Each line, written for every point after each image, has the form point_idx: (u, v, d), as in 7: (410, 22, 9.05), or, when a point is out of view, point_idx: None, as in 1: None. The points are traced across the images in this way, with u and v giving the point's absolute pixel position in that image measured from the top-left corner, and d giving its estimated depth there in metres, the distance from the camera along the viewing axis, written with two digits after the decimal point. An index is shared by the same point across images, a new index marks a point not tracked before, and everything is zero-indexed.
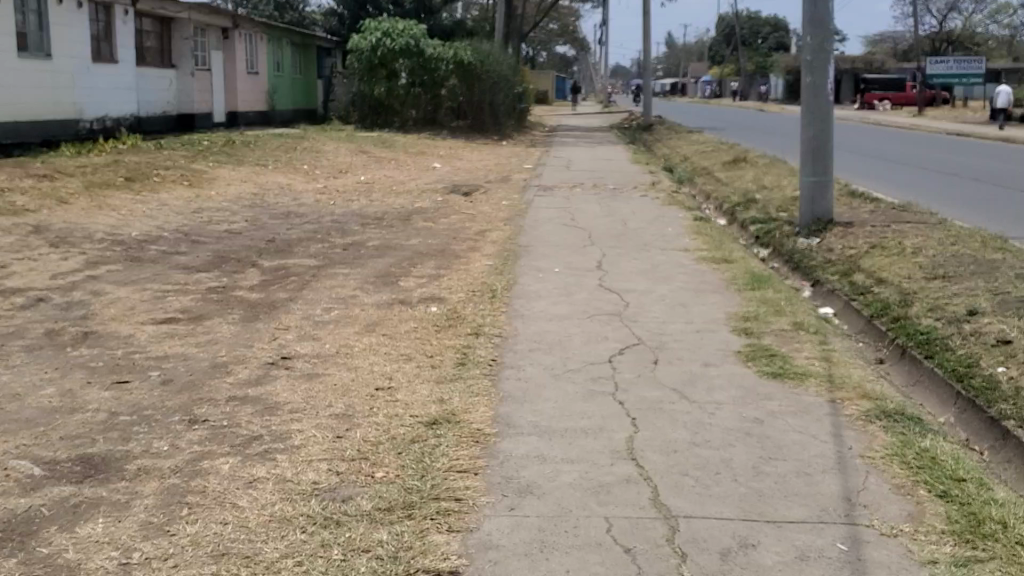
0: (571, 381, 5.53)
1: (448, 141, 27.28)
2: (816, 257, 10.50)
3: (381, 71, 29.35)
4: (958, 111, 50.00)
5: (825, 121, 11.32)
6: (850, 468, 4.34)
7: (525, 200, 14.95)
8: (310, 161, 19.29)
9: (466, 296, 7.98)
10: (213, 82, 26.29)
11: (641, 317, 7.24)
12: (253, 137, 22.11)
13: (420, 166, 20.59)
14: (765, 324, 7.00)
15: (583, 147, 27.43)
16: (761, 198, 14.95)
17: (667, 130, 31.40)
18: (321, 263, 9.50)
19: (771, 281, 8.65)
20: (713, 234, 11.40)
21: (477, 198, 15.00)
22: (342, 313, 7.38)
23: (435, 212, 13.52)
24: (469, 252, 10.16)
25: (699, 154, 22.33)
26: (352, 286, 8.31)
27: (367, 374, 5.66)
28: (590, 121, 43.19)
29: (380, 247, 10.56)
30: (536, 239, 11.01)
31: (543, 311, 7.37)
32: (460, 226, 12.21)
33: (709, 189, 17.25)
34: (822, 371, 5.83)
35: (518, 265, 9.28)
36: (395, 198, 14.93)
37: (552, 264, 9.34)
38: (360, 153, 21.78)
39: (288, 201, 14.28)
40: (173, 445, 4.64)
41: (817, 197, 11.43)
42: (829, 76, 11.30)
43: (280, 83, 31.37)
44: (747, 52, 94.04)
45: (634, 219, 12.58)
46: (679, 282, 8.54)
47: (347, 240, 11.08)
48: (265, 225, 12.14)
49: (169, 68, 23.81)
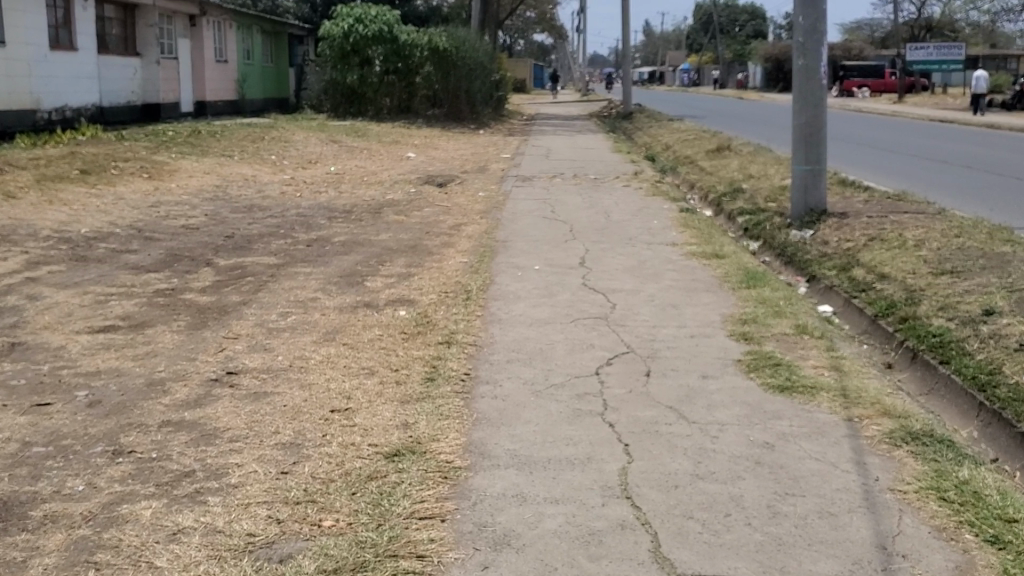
0: (554, 399, 4.88)
1: (424, 130, 26.57)
2: (811, 250, 9.90)
3: (353, 58, 28.57)
4: (938, 98, 49.68)
5: (819, 106, 10.70)
6: (880, 506, 3.72)
7: (502, 191, 14.29)
8: (278, 152, 18.56)
9: (437, 298, 7.33)
10: (180, 70, 25.48)
11: (629, 320, 6.60)
12: (221, 127, 21.33)
13: (393, 156, 19.89)
14: (766, 328, 6.37)
15: (562, 136, 26.77)
16: (748, 187, 14.34)
17: (647, 118, 30.78)
18: (282, 262, 8.81)
19: (766, 278, 8.03)
20: (702, 226, 10.78)
21: (452, 189, 14.32)
22: (300, 318, 6.71)
23: (408, 204, 12.84)
24: (442, 248, 9.51)
25: (681, 142, 21.76)
26: (313, 288, 7.65)
27: (322, 394, 4.99)
28: (568, 109, 42.54)
29: (347, 243, 9.89)
30: (514, 233, 10.36)
31: (521, 315, 6.73)
32: (433, 219, 11.55)
33: (693, 179, 16.65)
34: (834, 383, 5.21)
35: (494, 263, 8.63)
36: (366, 190, 14.24)
37: (531, 261, 8.70)
38: (332, 143, 21.04)
39: (253, 193, 13.56)
40: (89, 485, 3.96)
41: (810, 186, 10.81)
42: (822, 59, 10.67)
43: (250, 71, 30.54)
44: (725, 40, 93.66)
45: (617, 211, 11.94)
46: (669, 280, 7.91)
47: (313, 236, 10.41)
48: (226, 220, 11.44)
49: (133, 56, 22.97)
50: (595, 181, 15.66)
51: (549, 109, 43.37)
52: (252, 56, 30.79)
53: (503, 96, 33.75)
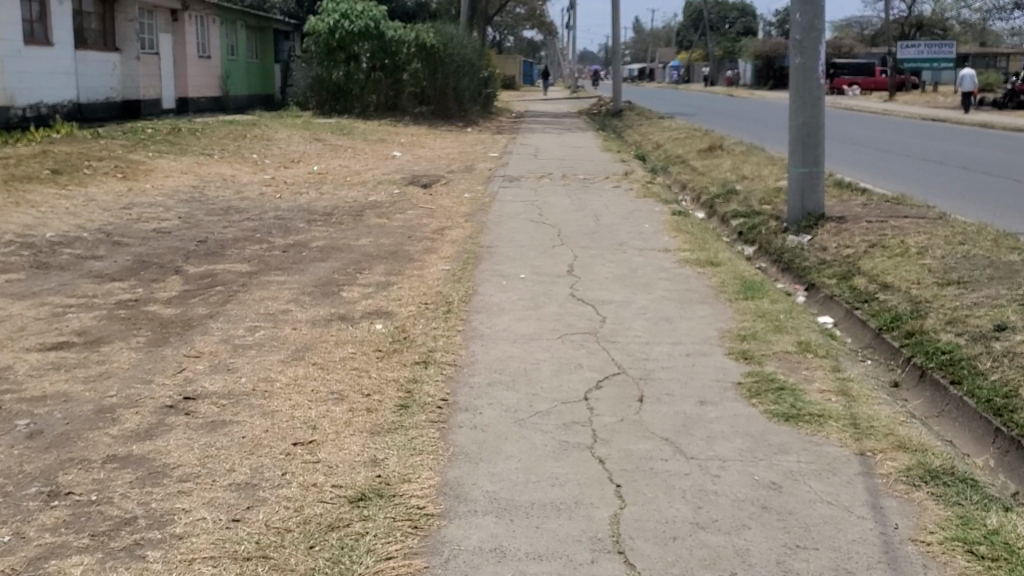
0: (539, 429, 4.46)
1: (410, 128, 26.12)
2: (809, 256, 9.50)
3: (339, 54, 28.07)
4: (928, 97, 49.41)
5: (816, 106, 10.31)
6: (902, 562, 3.32)
7: (489, 192, 13.86)
8: (260, 150, 18.11)
9: (416, 310, 6.90)
10: (161, 66, 24.98)
11: (621, 336, 6.19)
12: (202, 125, 20.85)
13: (378, 155, 19.45)
14: (767, 344, 5.97)
15: (551, 134, 26.34)
16: (742, 188, 13.94)
17: (637, 116, 30.37)
18: (255, 269, 8.37)
19: (765, 288, 7.61)
20: (695, 231, 10.37)
21: (437, 190, 13.89)
22: (269, 333, 6.28)
23: (390, 206, 12.41)
24: (424, 254, 9.09)
25: (672, 141, 21.36)
26: (285, 299, 7.22)
27: (285, 423, 4.57)
28: (557, 107, 42.12)
29: (325, 248, 9.45)
30: (500, 237, 9.94)
31: (505, 330, 6.30)
32: (416, 222, 11.13)
33: (684, 180, 16.26)
34: (842, 411, 4.80)
35: (477, 271, 8.21)
36: (348, 191, 13.80)
37: (517, 269, 8.28)
38: (316, 141, 20.58)
39: (231, 195, 13.10)
40: (17, 535, 3.54)
41: (808, 189, 10.41)
42: (820, 57, 10.28)
43: (234, 68, 30.03)
44: (715, 37, 93.37)
45: (607, 214, 11.53)
46: (661, 290, 7.50)
47: (289, 240, 9.97)
48: (200, 223, 10.99)
49: (113, 51, 22.47)
50: (584, 182, 15.25)
51: (537, 106, 42.97)
52: (236, 52, 30.28)
53: (491, 93, 33.33)
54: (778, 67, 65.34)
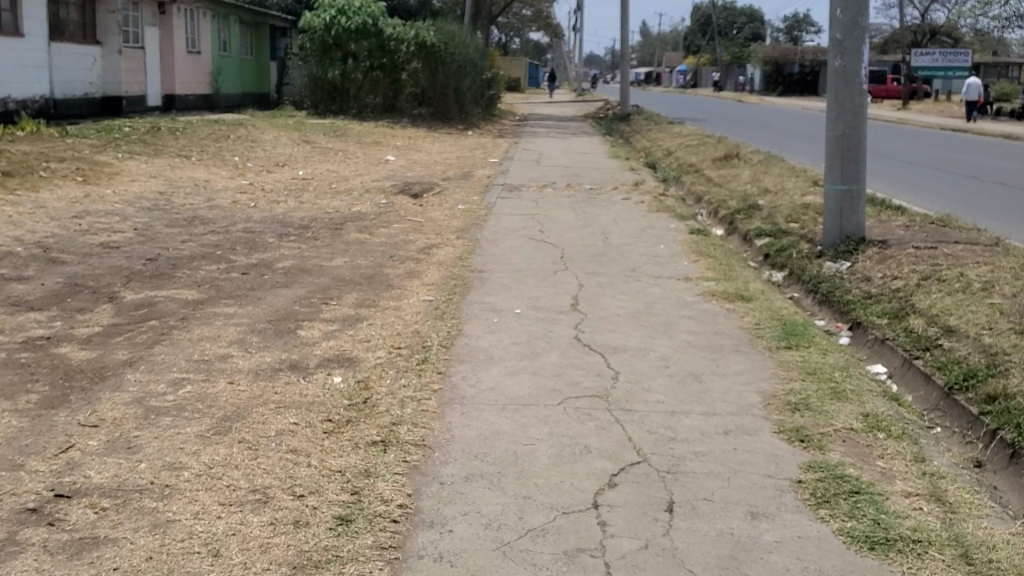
0: (532, 563, 3.20)
1: (408, 130, 24.87)
2: (851, 288, 8.22)
3: (335, 52, 26.84)
4: (943, 106, 48.07)
5: (858, 115, 9.05)
6: None
7: (485, 204, 12.59)
8: (243, 153, 16.86)
9: (386, 358, 5.64)
10: (146, 61, 23.78)
11: (639, 401, 4.90)
12: (185, 124, 19.61)
13: (371, 160, 18.22)
14: (825, 419, 4.70)
15: (555, 139, 25.06)
16: (765, 203, 12.67)
17: (646, 121, 29.08)
18: (203, 297, 7.10)
19: (809, 333, 6.33)
20: (719, 254, 9.10)
21: (429, 200, 12.60)
22: (196, 392, 5.01)
23: (374, 219, 11.13)
24: (406, 280, 7.82)
25: (684, 148, 20.13)
26: (230, 339, 5.94)
27: (178, 546, 3.30)
28: (561, 110, 40.81)
29: (292, 269, 8.17)
30: (495, 259, 8.68)
31: (493, 390, 5.01)
32: (402, 239, 9.85)
33: (699, 192, 14.99)
34: (945, 533, 3.52)
35: (465, 303, 6.94)
36: (331, 199, 12.52)
37: (512, 301, 7.01)
38: (304, 142, 19.31)
39: (200, 203, 11.83)
40: None
41: (847, 209, 9.13)
42: (863, 58, 9.01)
43: (226, 64, 28.78)
44: (724, 42, 92.20)
45: (618, 232, 10.26)
46: (685, 334, 6.22)
47: (253, 258, 8.70)
48: (158, 236, 9.74)
49: (93, 45, 21.25)
50: (591, 193, 13.96)
51: (542, 109, 41.65)
52: (228, 48, 29.02)
53: (495, 95, 32.13)
54: (788, 74, 63.98)
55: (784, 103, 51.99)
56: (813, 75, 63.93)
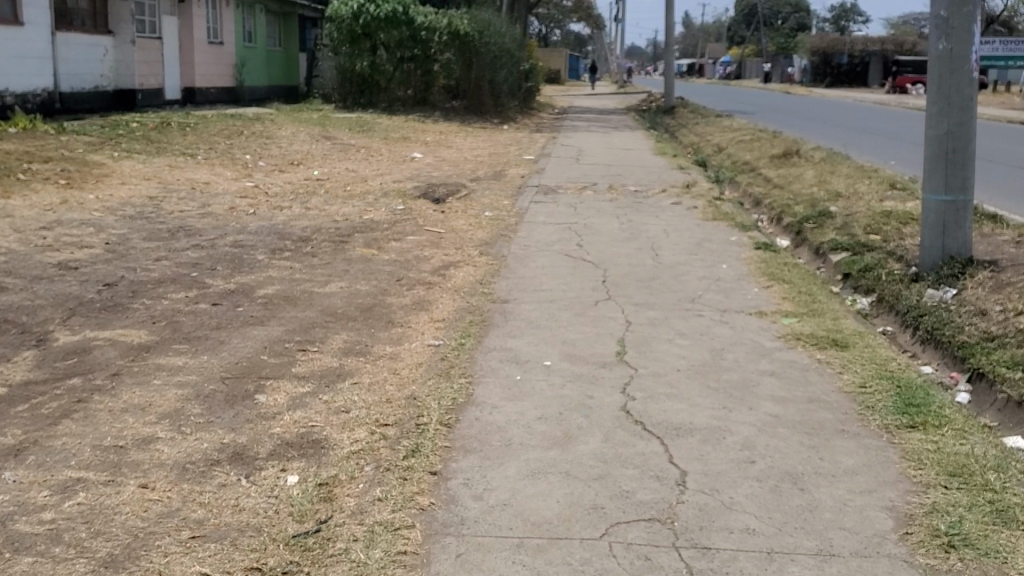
0: None
1: (439, 124, 23.43)
2: (965, 323, 6.59)
3: (364, 42, 25.20)
4: (1004, 96, 45.65)
5: (967, 109, 7.44)
6: None
7: (516, 209, 11.06)
8: (256, 150, 15.48)
9: (364, 443, 4.13)
10: (163, 52, 22.53)
11: (718, 528, 3.36)
12: (199, 119, 18.29)
13: (396, 157, 16.79)
14: (999, 569, 3.14)
15: (596, 133, 23.48)
16: (838, 209, 11.03)
17: (693, 113, 27.37)
18: (152, 341, 5.65)
19: (934, 401, 4.73)
20: (797, 278, 7.52)
21: (452, 206, 11.11)
22: (87, 509, 3.53)
23: (387, 229, 9.67)
24: (412, 314, 6.33)
25: (737, 145, 18.48)
26: (163, 412, 4.48)
27: None
28: (602, 102, 39.14)
29: (275, 297, 6.71)
30: (523, 285, 7.16)
31: (504, 507, 3.48)
32: (416, 255, 8.38)
33: (758, 196, 13.39)
34: None
35: (480, 352, 5.42)
36: (342, 203, 11.06)
37: (542, 349, 5.48)
38: (325, 137, 17.88)
39: (192, 210, 10.42)
40: None
41: (952, 224, 7.50)
42: (973, 40, 7.39)
43: (251, 55, 27.46)
44: (770, 33, 89.85)
45: (670, 247, 8.70)
46: (769, 404, 4.65)
47: (233, 282, 7.25)
48: (131, 251, 8.35)
49: (104, 35, 20.01)
50: (637, 196, 12.41)
51: (582, 101, 39.97)
52: (253, 39, 27.70)
53: (534, 87, 30.66)
54: (836, 64, 61.64)
55: (835, 96, 49.77)
56: (862, 65, 61.52)
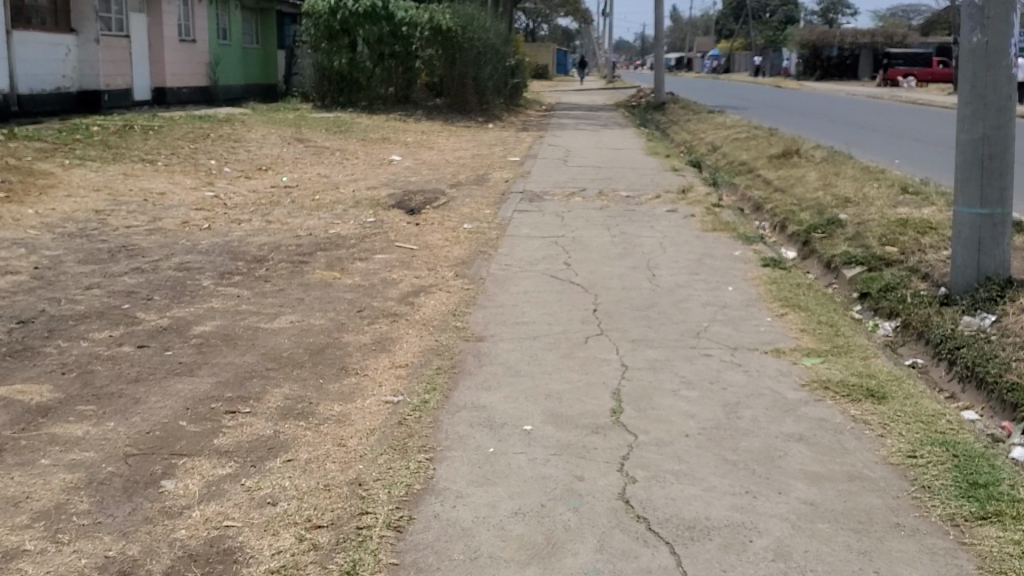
0: None
1: (422, 124, 22.48)
2: (1010, 356, 5.69)
3: (342, 38, 24.20)
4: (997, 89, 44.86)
5: (1005, 110, 6.55)
6: None
7: (498, 220, 10.15)
8: (222, 155, 14.52)
9: (287, 558, 3.21)
10: (131, 51, 21.53)
11: None
12: (164, 121, 17.30)
13: (373, 160, 15.85)
14: None
15: (584, 132, 22.56)
16: (848, 217, 10.14)
17: (684, 109, 26.46)
18: (53, 400, 4.71)
19: (1006, 481, 3.82)
20: (813, 304, 6.62)
21: (428, 217, 10.16)
22: None
23: (355, 245, 8.74)
24: (371, 357, 5.41)
25: (733, 143, 17.60)
26: (39, 510, 3.54)
27: None
28: (590, 99, 38.15)
29: (213, 337, 5.78)
30: (501, 316, 6.24)
31: None
32: (383, 277, 7.45)
33: (758, 201, 12.52)
34: None
35: (446, 410, 4.50)
36: (307, 214, 10.11)
37: (522, 406, 4.56)
38: (298, 138, 16.92)
39: (140, 225, 9.46)
40: None
41: (988, 240, 6.61)
42: (1012, 32, 6.49)
43: (226, 53, 26.43)
44: (758, 26, 89.07)
45: (668, 264, 7.79)
46: (801, 487, 3.75)
47: (168, 316, 6.31)
48: (61, 277, 7.39)
49: (66, 33, 19.00)
50: (629, 203, 11.51)
51: (570, 97, 38.98)
52: (228, 36, 26.69)
53: (520, 83, 29.72)
54: (826, 57, 60.72)
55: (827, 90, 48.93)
56: (853, 58, 60.60)
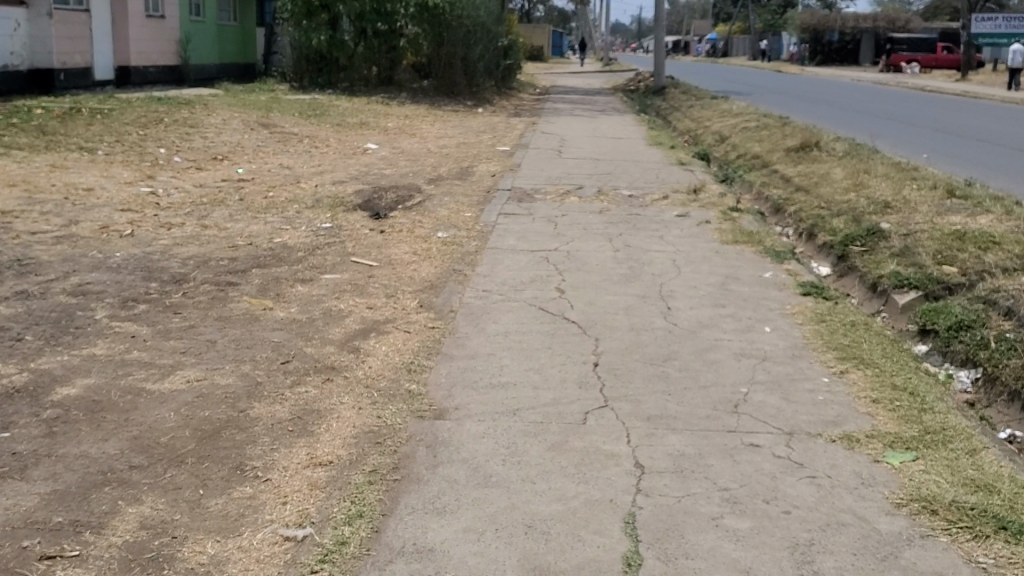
0: None
1: (405, 108, 20.89)
2: None
3: (322, 15, 22.58)
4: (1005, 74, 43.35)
5: None
6: None
7: (480, 226, 8.59)
8: (175, 143, 12.94)
9: None
10: (91, 26, 19.86)
11: None
12: (118, 103, 15.68)
13: (347, 149, 14.28)
14: None
15: (581, 118, 20.99)
16: (891, 226, 8.61)
17: (686, 95, 24.81)
18: None
19: None
20: (879, 354, 5.09)
21: (395, 221, 8.61)
22: None
23: (304, 259, 7.19)
24: (284, 445, 3.85)
25: (743, 133, 16.04)
26: None
27: None
28: (586, 82, 36.50)
29: (76, 410, 4.22)
30: (471, 374, 4.69)
31: None
32: (326, 308, 5.90)
33: (779, 203, 10.99)
34: None
35: (373, 561, 2.96)
36: (252, 217, 8.54)
37: (491, 549, 3.03)
38: (263, 122, 15.34)
39: (49, 231, 7.89)
40: None
41: None
42: None
43: (199, 30, 24.74)
44: (757, 9, 87.35)
45: (686, 294, 6.24)
46: None
47: (29, 369, 4.75)
48: None
49: (15, 6, 17.37)
50: (633, 205, 9.97)
51: (565, 80, 37.29)
52: (201, 11, 24.98)
53: (513, 65, 28.09)
54: (827, 42, 58.99)
55: (829, 75, 47.29)
56: (854, 42, 58.69)
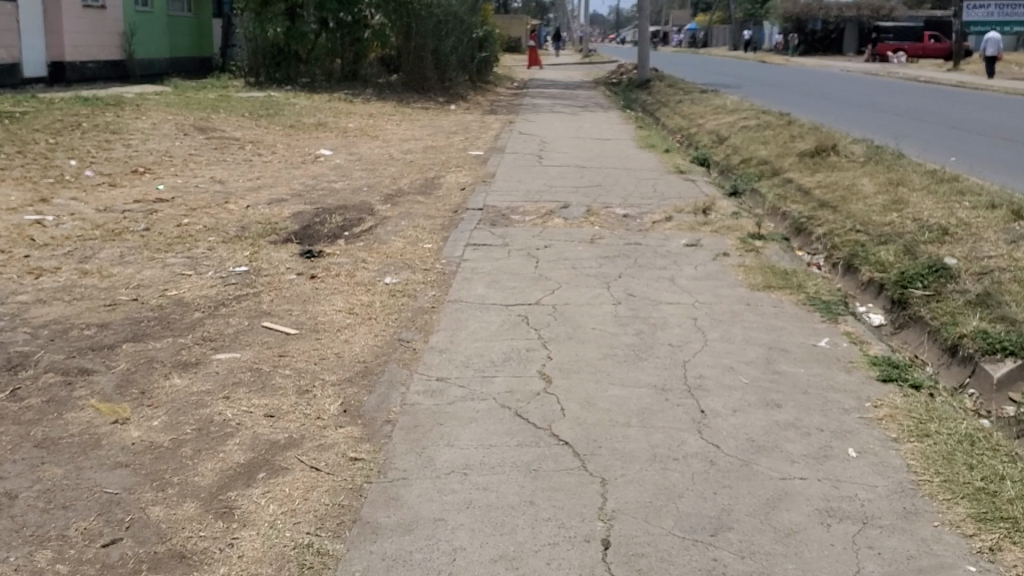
0: None
1: (369, 105, 19.03)
2: None
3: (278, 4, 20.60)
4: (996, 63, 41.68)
5: None
6: None
7: (438, 266, 6.78)
8: (89, 152, 11.05)
9: None
10: (18, 17, 17.87)
11: None
12: (36, 104, 13.77)
13: (295, 156, 12.43)
14: None
15: (562, 115, 19.17)
16: (958, 259, 6.84)
17: (672, 89, 23.03)
18: None
19: None
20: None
21: (332, 261, 6.78)
22: None
23: (202, 324, 5.34)
24: None
25: (744, 133, 14.27)
26: None
27: None
28: (566, 74, 34.68)
29: None
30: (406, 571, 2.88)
31: None
32: (209, 417, 4.07)
33: (801, 223, 9.22)
34: None
35: None
36: (150, 258, 6.70)
37: None
38: (201, 125, 13.46)
39: None
40: None
41: None
42: None
43: (146, 22, 22.75)
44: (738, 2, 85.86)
45: (721, 384, 4.45)
46: None
47: None
48: None
49: None
50: (630, 230, 8.17)
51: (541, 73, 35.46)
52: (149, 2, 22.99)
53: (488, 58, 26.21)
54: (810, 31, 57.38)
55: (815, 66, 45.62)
56: (838, 32, 57.04)
